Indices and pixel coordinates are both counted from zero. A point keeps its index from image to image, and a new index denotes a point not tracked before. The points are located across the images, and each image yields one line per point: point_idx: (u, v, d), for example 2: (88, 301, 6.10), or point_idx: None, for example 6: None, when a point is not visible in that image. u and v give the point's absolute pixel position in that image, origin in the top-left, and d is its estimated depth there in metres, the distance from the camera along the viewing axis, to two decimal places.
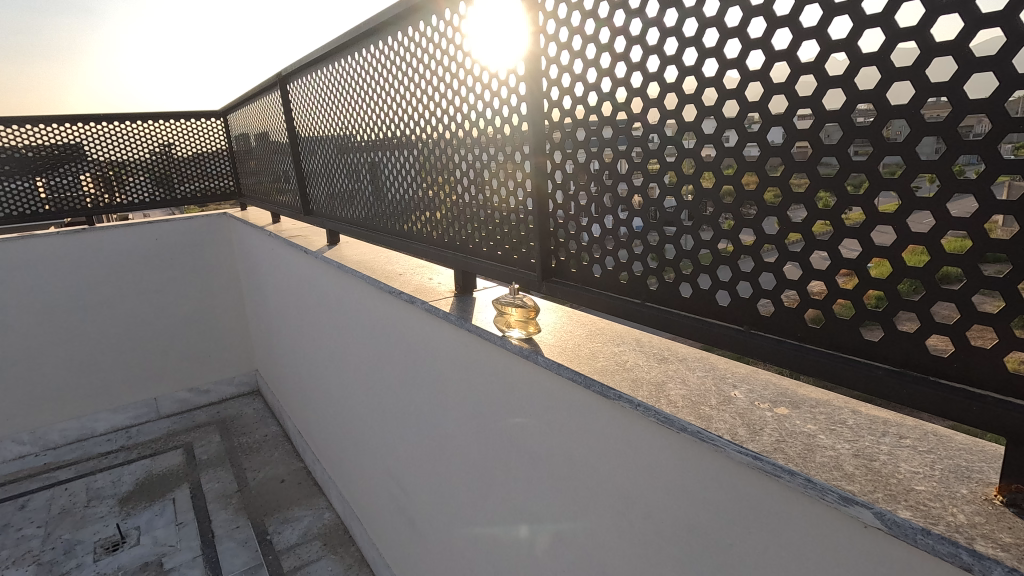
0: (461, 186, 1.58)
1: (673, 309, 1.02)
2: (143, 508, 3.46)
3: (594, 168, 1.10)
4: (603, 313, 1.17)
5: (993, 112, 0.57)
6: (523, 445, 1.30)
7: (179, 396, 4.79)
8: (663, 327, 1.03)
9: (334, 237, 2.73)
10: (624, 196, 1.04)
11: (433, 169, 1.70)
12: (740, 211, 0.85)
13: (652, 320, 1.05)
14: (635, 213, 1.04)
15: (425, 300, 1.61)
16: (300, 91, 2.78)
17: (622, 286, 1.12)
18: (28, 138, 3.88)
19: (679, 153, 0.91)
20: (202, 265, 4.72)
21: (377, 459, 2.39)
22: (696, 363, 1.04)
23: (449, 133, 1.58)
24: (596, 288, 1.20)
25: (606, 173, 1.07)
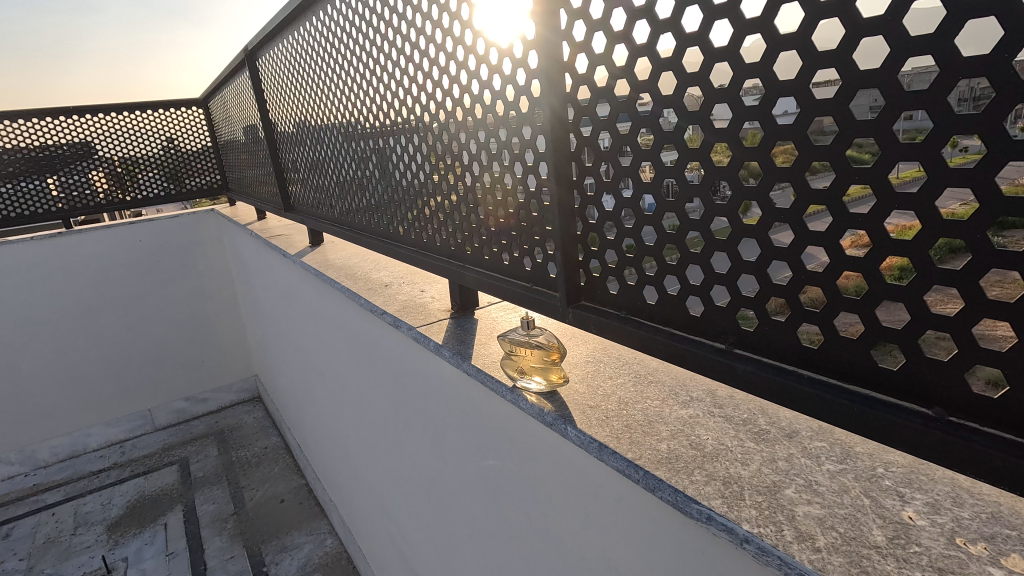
0: (475, 167, 1.10)
1: (791, 365, 0.66)
2: (133, 535, 3.20)
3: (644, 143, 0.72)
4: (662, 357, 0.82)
5: (999, 74, 0.43)
6: (547, 539, 0.94)
7: (175, 406, 4.52)
8: (776, 393, 0.67)
9: (317, 237, 2.37)
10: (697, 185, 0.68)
11: (439, 147, 1.22)
12: (687, 210, 0.70)
13: (752, 381, 0.69)
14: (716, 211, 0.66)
15: (412, 323, 1.24)
16: (269, 65, 2.40)
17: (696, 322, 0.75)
18: (31, 135, 3.55)
19: (802, 114, 0.55)
20: (190, 266, 4.39)
21: (374, 493, 2.06)
22: (818, 448, 0.66)
23: (458, 93, 1.10)
24: (650, 320, 0.83)
25: (665, 151, 0.70)
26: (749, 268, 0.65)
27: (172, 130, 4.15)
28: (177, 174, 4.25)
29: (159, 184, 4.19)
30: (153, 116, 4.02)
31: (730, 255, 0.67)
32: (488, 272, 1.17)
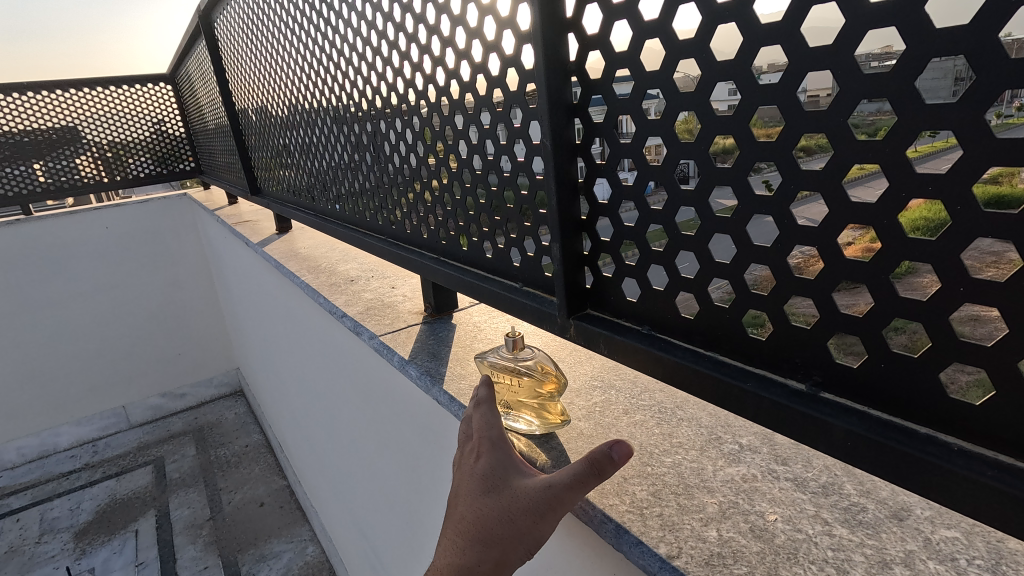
0: (448, 143, 0.85)
1: (943, 437, 0.39)
2: (101, 544, 2.99)
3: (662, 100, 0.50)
4: (701, 397, 0.55)
5: None
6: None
7: (150, 402, 4.29)
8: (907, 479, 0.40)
9: (285, 223, 2.12)
10: (728, 165, 0.46)
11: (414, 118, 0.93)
12: (647, 198, 0.54)
13: (856, 454, 0.42)
14: (763, 201, 0.44)
15: (374, 331, 1.00)
16: (225, 28, 2.10)
17: (756, 350, 0.50)
18: (8, 116, 3.27)
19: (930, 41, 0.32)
20: (164, 255, 4.13)
21: (350, 509, 1.85)
22: (947, 542, 0.44)
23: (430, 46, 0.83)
24: (682, 341, 0.56)
25: (688, 109, 0.47)
26: (720, 272, 0.50)
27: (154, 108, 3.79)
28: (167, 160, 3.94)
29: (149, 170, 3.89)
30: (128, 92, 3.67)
31: (730, 274, 0.49)
32: (465, 267, 0.93)
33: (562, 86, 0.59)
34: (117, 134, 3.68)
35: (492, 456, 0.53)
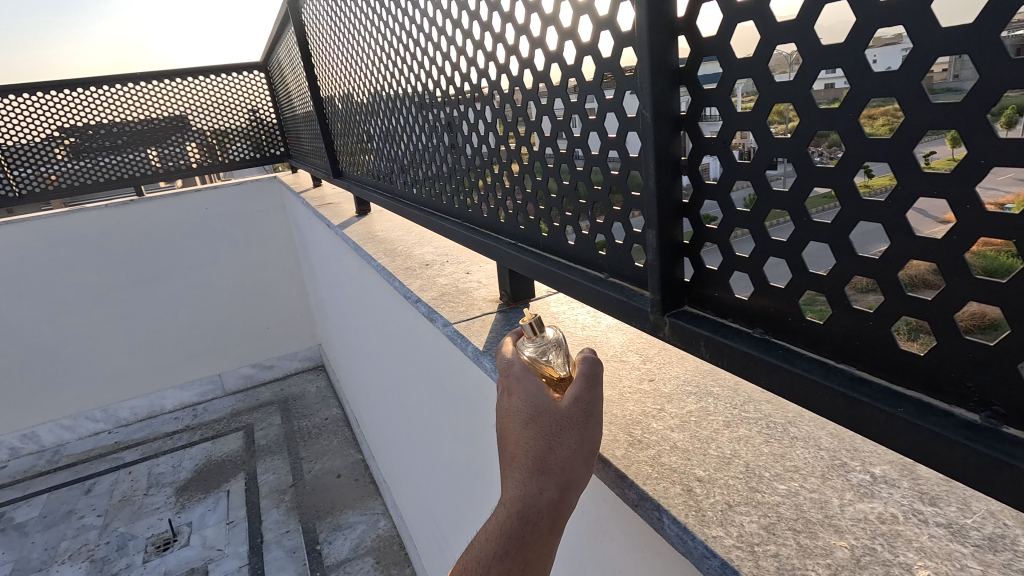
0: (530, 120, 0.78)
1: None
2: (198, 501, 3.26)
3: (795, 54, 0.40)
4: (833, 419, 0.46)
5: None
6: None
7: (242, 372, 4.60)
8: None
9: (364, 206, 2.14)
10: (893, 132, 0.36)
11: (496, 97, 0.87)
12: (771, 177, 0.45)
13: None
14: (948, 179, 0.34)
15: (449, 319, 0.97)
16: (312, 15, 2.14)
17: (914, 370, 0.40)
18: (125, 106, 3.57)
19: None
20: (256, 235, 4.39)
21: (421, 490, 1.88)
22: None
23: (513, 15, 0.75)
24: (806, 350, 0.47)
25: (837, 64, 0.38)
26: (866, 269, 0.40)
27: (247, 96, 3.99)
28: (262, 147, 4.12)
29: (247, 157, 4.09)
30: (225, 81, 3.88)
31: (883, 274, 0.39)
32: (545, 255, 0.87)
33: (669, 46, 0.51)
34: (219, 122, 3.91)
35: (524, 387, 0.52)
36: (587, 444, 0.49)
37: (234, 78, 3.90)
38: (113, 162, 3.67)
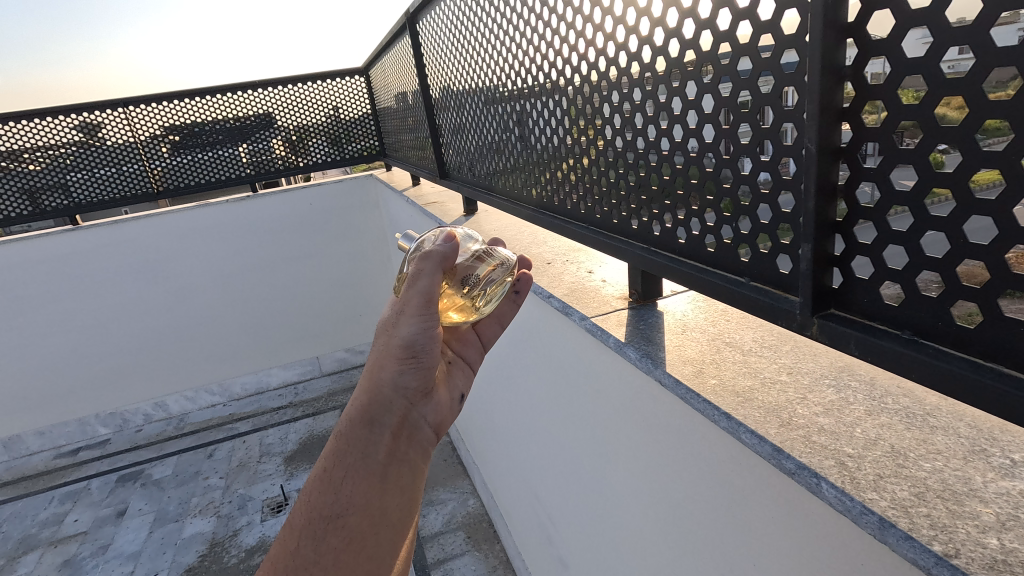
0: (680, 141, 0.88)
1: None
2: (304, 470, 3.60)
3: (956, 103, 0.49)
4: (981, 408, 0.54)
5: None
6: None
7: (337, 355, 4.97)
8: None
9: (472, 206, 2.31)
10: None
11: (640, 118, 0.98)
12: (931, 205, 0.54)
13: None
14: None
15: (585, 312, 1.10)
16: (428, 29, 2.33)
17: None
18: (223, 109, 4.17)
19: None
20: (353, 228, 4.73)
21: (524, 469, 2.03)
22: None
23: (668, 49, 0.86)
24: (956, 350, 0.55)
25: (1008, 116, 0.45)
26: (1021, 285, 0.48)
27: (335, 99, 4.40)
28: (340, 141, 4.56)
29: (325, 151, 4.56)
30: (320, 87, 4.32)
31: None
32: (681, 259, 0.97)
33: (834, 89, 0.60)
34: (305, 122, 4.41)
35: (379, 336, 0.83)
36: (390, 341, 0.78)
37: (328, 84, 4.34)
38: (211, 156, 4.30)
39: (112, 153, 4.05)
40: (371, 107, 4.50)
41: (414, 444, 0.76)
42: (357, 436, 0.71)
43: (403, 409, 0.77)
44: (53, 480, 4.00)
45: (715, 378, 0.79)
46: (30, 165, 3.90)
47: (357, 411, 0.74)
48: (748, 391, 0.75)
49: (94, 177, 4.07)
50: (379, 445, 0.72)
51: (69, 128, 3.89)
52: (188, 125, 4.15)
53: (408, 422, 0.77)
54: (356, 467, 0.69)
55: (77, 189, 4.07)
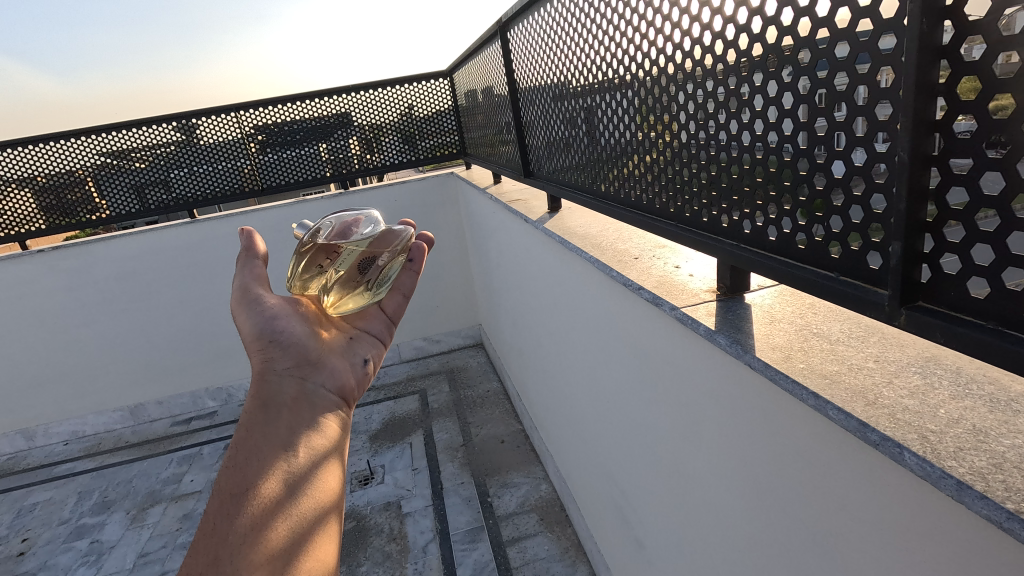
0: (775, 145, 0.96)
1: None
2: (388, 448, 3.88)
3: None
4: None
5: None
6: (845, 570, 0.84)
7: (416, 344, 5.25)
8: None
9: (556, 203, 2.43)
10: None
11: (735, 123, 1.06)
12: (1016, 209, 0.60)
13: None
14: None
15: (674, 303, 1.19)
16: (519, 36, 2.46)
17: None
18: (305, 110, 4.52)
19: None
20: (433, 224, 4.98)
21: (601, 453, 2.14)
22: None
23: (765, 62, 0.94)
24: None
25: None
26: None
27: (410, 99, 4.64)
28: (413, 138, 4.81)
29: (398, 148, 4.83)
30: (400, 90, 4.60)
31: None
32: (771, 255, 1.04)
33: (928, 103, 0.66)
34: (379, 121, 4.69)
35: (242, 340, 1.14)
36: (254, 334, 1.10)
37: (412, 86, 4.59)
38: (294, 154, 4.67)
39: (206, 152, 4.51)
40: (451, 105, 4.70)
41: (310, 403, 1.05)
42: (260, 408, 0.97)
43: (291, 381, 1.05)
44: (172, 443, 4.53)
45: (803, 362, 0.87)
46: (139, 163, 4.42)
47: (255, 395, 1.00)
48: (836, 373, 0.82)
49: (192, 173, 4.55)
50: (281, 408, 0.99)
51: (169, 130, 4.35)
52: (273, 125, 4.51)
53: (298, 386, 1.05)
54: (268, 424, 0.95)
55: (178, 184, 4.58)
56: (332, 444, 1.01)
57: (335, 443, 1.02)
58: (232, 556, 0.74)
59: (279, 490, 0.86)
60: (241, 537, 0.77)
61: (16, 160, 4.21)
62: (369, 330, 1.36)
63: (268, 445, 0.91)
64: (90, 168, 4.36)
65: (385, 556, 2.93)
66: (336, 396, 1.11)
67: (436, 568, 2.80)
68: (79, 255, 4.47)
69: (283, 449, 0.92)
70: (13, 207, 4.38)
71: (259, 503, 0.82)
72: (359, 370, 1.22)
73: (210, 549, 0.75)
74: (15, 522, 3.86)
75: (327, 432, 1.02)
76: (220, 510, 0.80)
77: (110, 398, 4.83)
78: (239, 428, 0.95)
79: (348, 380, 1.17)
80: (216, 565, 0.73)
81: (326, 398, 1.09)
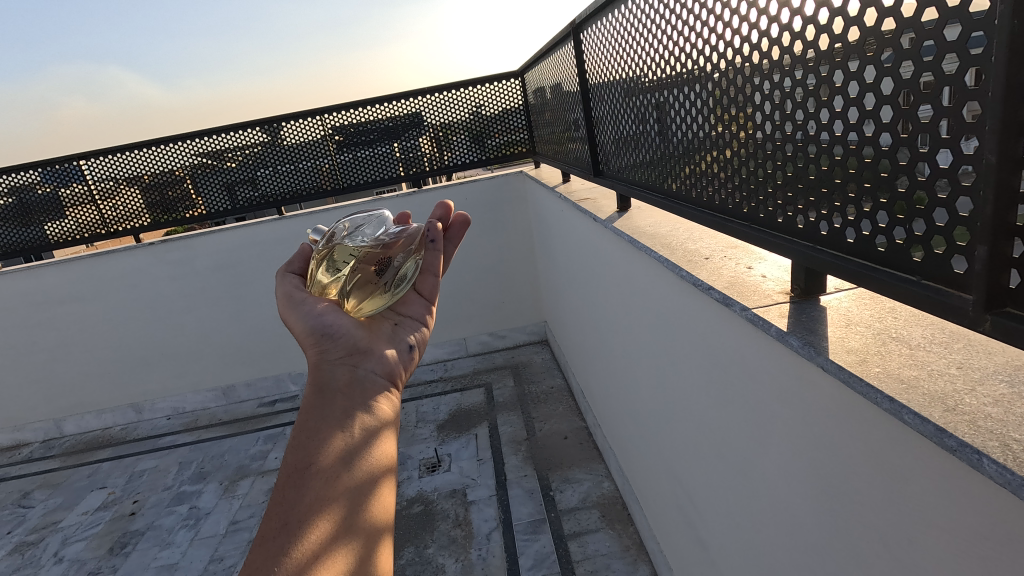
0: (857, 143, 0.94)
1: None
2: (454, 438, 4.02)
3: None
4: None
5: None
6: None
7: (482, 338, 5.39)
8: None
9: (625, 202, 2.44)
10: None
11: (815, 123, 1.04)
12: None
13: None
14: None
15: (746, 304, 1.19)
16: (592, 37, 2.48)
17: None
18: (381, 112, 4.74)
19: None
20: (501, 221, 5.10)
21: (665, 453, 2.15)
22: None
23: (847, 62, 0.92)
24: None
25: None
26: None
27: (480, 99, 4.75)
28: (481, 137, 4.94)
29: (467, 147, 4.98)
30: (471, 91, 4.72)
31: None
32: (847, 257, 1.03)
33: (1017, 107, 0.65)
34: (449, 121, 4.85)
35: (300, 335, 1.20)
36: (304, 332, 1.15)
37: (483, 87, 4.69)
38: (369, 154, 4.91)
39: (289, 152, 4.82)
40: (520, 105, 4.74)
41: (363, 385, 1.07)
42: (316, 393, 1.01)
43: (345, 367, 1.08)
44: (259, 423, 4.91)
45: (879, 366, 0.86)
46: (230, 163, 4.80)
47: (311, 382, 1.04)
48: (914, 379, 0.81)
49: (277, 172, 4.90)
50: (337, 389, 1.02)
51: (255, 133, 4.71)
52: (349, 126, 4.77)
53: (351, 371, 1.08)
54: (324, 405, 0.98)
55: (264, 182, 4.94)
56: (387, 423, 1.03)
57: (390, 421, 1.04)
58: (295, 527, 0.80)
59: (338, 466, 0.89)
60: (305, 507, 0.82)
61: (130, 162, 4.70)
62: (410, 314, 1.37)
63: (325, 424, 0.94)
64: (187, 168, 4.78)
65: (450, 541, 3.06)
66: (388, 378, 1.13)
67: (499, 556, 2.89)
68: (183, 247, 4.93)
69: (341, 427, 0.95)
70: (127, 204, 4.89)
71: (319, 478, 0.86)
72: (407, 355, 1.24)
73: (278, 516, 0.81)
74: (127, 485, 4.33)
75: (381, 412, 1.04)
76: (286, 483, 0.86)
77: (206, 379, 5.29)
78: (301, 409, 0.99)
79: (396, 363, 1.19)
80: (284, 531, 0.79)
81: (377, 382, 1.10)
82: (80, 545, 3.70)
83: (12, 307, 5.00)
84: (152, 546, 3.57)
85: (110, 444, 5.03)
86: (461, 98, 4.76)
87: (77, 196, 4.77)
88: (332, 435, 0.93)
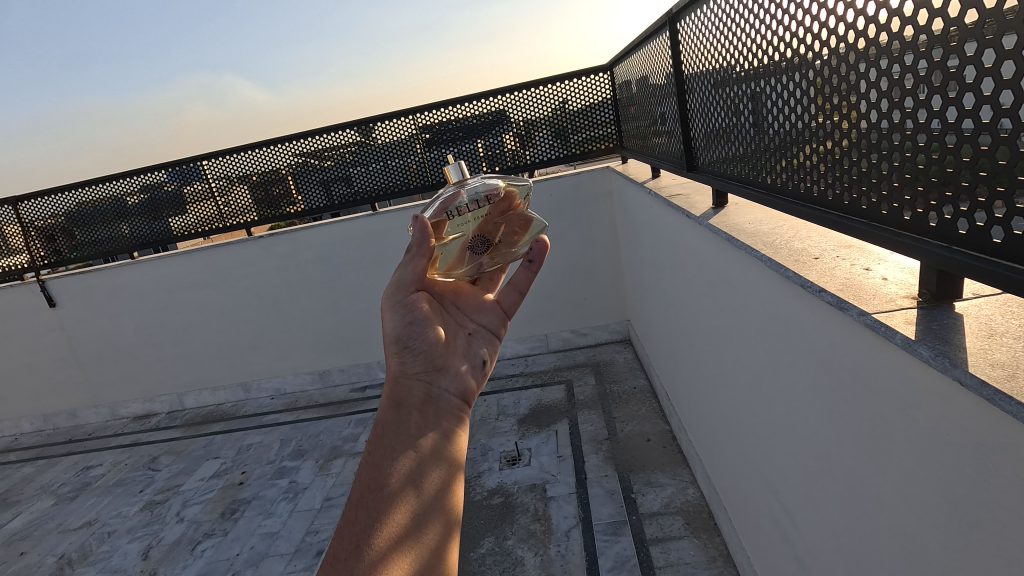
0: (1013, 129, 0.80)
1: None
2: (534, 433, 4.05)
3: None
4: None
5: None
6: None
7: (564, 336, 5.37)
8: None
9: (722, 198, 2.32)
10: None
11: (951, 109, 0.91)
12: None
13: None
14: None
15: (866, 310, 1.10)
16: (687, 26, 2.35)
17: None
18: (467, 110, 4.85)
19: None
20: (585, 218, 5.06)
21: (759, 463, 2.04)
22: None
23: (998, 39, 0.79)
24: None
25: None
26: None
27: (565, 94, 4.73)
28: (566, 133, 4.92)
29: (551, 143, 4.98)
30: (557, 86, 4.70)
31: None
32: (990, 260, 0.91)
33: None
34: (534, 118, 4.87)
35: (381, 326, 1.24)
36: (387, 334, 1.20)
37: (569, 83, 4.67)
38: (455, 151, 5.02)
39: (380, 151, 5.05)
40: (606, 100, 4.68)
41: (437, 406, 1.13)
42: (393, 408, 1.09)
43: (420, 385, 1.15)
44: (350, 407, 5.21)
45: None
46: (328, 161, 5.12)
47: (390, 396, 1.11)
48: None
49: (369, 170, 5.14)
50: (410, 410, 1.09)
51: (349, 134, 4.99)
52: (436, 124, 4.90)
53: (427, 389, 1.15)
54: (400, 422, 1.06)
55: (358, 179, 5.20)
56: (453, 444, 1.10)
57: (456, 445, 1.10)
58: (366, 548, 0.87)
59: (406, 489, 0.97)
60: (376, 529, 0.89)
61: (242, 161, 5.13)
62: (482, 323, 1.36)
63: (399, 445, 1.02)
64: (289, 167, 5.15)
65: (530, 535, 3.09)
66: (460, 398, 1.18)
67: (578, 554, 2.88)
68: (287, 240, 5.32)
69: (412, 453, 1.02)
70: (238, 201, 5.34)
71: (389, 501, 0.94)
72: (481, 370, 1.27)
73: (352, 537, 0.88)
74: (236, 457, 4.77)
75: (450, 437, 1.10)
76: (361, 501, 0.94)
77: (304, 363, 5.69)
78: (376, 423, 1.06)
79: (470, 381, 1.23)
80: (356, 552, 0.86)
81: (449, 403, 1.16)
82: (197, 507, 4.12)
83: (146, 292, 5.63)
84: (257, 515, 3.89)
85: (223, 418, 5.55)
86: (547, 94, 4.76)
87: (198, 193, 5.29)
88: (404, 457, 1.00)
